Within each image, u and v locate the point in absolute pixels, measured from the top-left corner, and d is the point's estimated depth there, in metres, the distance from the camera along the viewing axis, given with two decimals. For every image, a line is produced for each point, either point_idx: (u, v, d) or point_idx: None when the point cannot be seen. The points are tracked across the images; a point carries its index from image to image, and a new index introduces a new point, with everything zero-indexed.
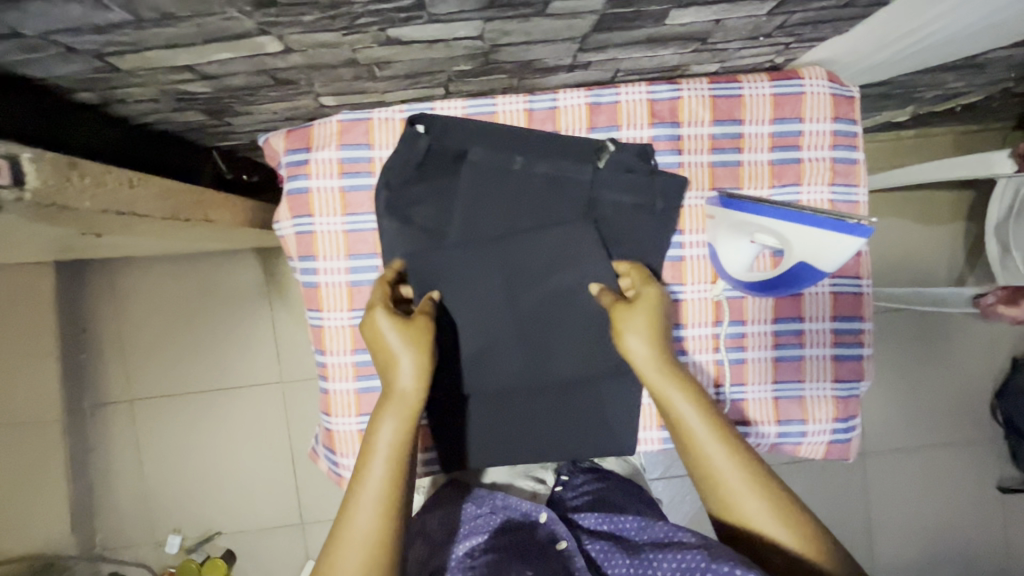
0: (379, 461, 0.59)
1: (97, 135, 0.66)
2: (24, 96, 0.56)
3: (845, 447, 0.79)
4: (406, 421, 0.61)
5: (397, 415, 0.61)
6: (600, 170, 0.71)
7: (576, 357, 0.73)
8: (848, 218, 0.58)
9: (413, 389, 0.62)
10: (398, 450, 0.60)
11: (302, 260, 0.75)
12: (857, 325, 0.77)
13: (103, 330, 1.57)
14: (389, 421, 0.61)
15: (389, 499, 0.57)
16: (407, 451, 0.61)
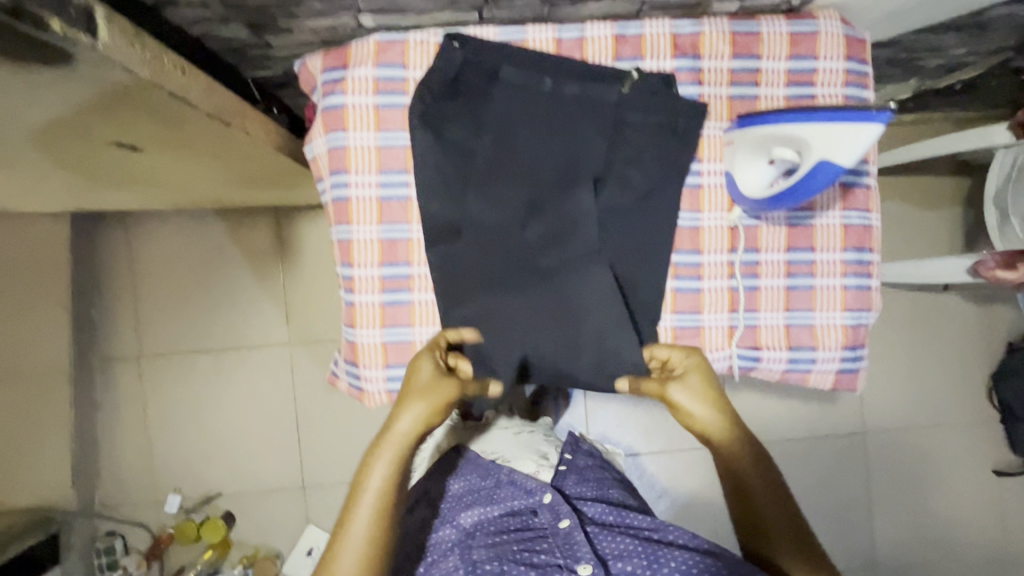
0: (370, 493, 0.71)
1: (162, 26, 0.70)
2: None
3: (853, 377, 0.82)
4: (392, 461, 0.71)
5: (387, 455, 0.71)
6: (624, 94, 0.74)
7: (597, 273, 0.75)
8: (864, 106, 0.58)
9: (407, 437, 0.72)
10: (385, 489, 0.71)
11: (334, 175, 0.77)
12: (865, 256, 0.81)
13: (113, 286, 1.58)
14: (389, 451, 0.71)
15: (377, 522, 0.70)
16: (398, 477, 0.72)
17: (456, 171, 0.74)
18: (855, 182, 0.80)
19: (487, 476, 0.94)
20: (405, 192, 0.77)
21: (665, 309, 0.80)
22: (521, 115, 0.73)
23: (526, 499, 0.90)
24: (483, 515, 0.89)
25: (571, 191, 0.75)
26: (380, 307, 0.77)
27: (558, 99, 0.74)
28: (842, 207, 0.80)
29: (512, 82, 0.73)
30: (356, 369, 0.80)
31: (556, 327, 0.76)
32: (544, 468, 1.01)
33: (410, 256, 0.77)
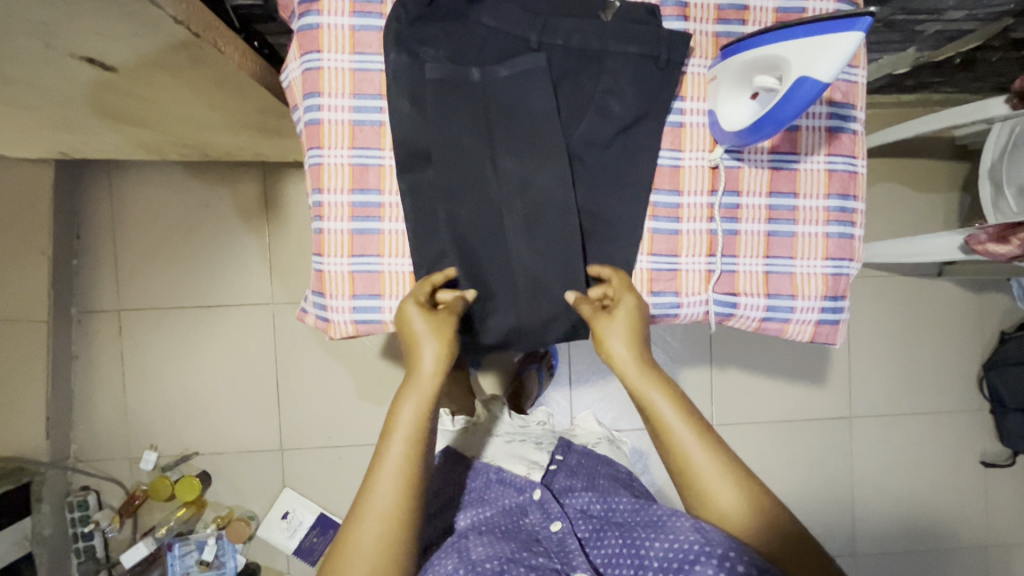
0: (399, 437, 0.65)
1: None
2: None
3: (833, 331, 0.80)
4: (414, 424, 0.66)
5: (418, 396, 0.66)
6: (605, 22, 0.73)
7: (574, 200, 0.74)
8: (840, 15, 0.56)
9: (432, 373, 0.67)
10: (418, 426, 0.65)
11: (307, 98, 0.75)
12: (850, 204, 0.78)
13: (97, 238, 1.56)
14: (409, 402, 0.66)
15: (407, 485, 0.63)
16: (426, 430, 0.66)
17: (429, 98, 0.72)
18: (841, 126, 0.78)
19: (477, 478, 0.94)
20: (378, 117, 0.75)
21: (641, 251, 0.78)
22: (500, 53, 0.73)
23: (517, 496, 0.89)
24: (477, 516, 0.86)
25: (547, 122, 0.73)
26: (349, 235, 0.76)
27: (538, 27, 0.72)
28: (827, 152, 0.78)
29: (493, 27, 0.73)
30: (322, 300, 0.77)
31: (526, 259, 0.75)
32: (535, 469, 1.00)
33: (382, 183, 0.75)
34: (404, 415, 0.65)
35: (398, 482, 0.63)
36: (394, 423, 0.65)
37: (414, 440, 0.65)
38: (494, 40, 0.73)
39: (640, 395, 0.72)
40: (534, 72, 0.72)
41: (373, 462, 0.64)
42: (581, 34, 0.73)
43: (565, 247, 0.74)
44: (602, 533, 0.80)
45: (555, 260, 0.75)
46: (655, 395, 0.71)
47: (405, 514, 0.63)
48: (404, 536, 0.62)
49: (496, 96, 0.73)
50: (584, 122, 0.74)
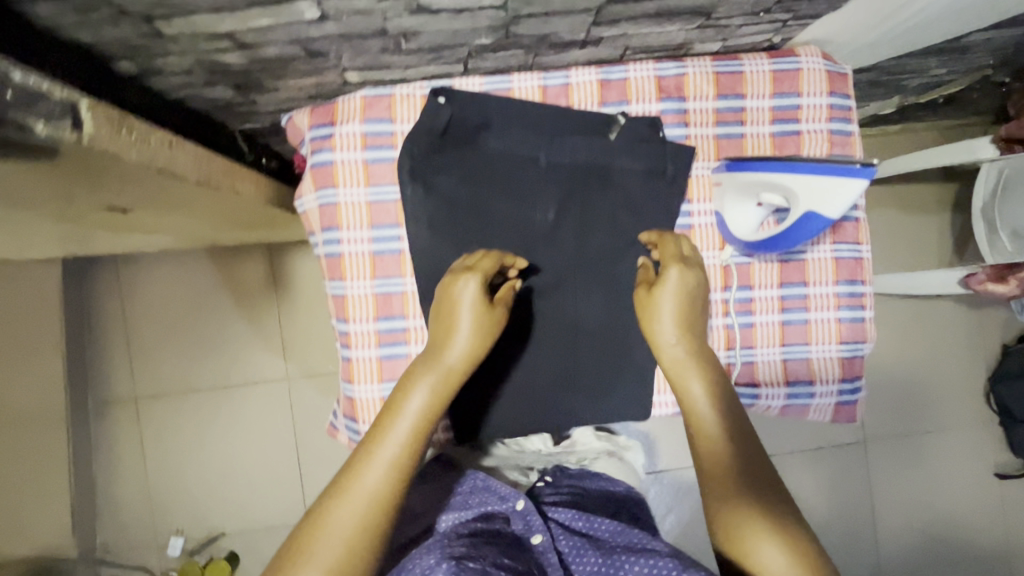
0: (403, 425, 0.62)
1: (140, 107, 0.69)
2: (73, 61, 0.58)
3: (853, 409, 0.82)
4: (423, 420, 0.62)
5: (431, 386, 0.64)
6: (611, 141, 0.76)
7: (597, 308, 0.77)
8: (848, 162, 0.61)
9: (457, 366, 0.65)
10: (424, 420, 0.62)
11: (325, 231, 0.77)
12: (858, 288, 0.81)
13: (109, 329, 1.56)
14: (423, 385, 0.64)
15: (394, 479, 0.59)
16: (428, 422, 0.63)
17: (448, 225, 0.74)
18: (845, 215, 0.80)
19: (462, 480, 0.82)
20: (397, 244, 0.77)
21: None
22: (507, 175, 0.75)
23: (499, 504, 0.77)
24: (454, 519, 0.75)
25: (560, 239, 0.76)
26: (378, 361, 0.77)
27: (558, 148, 0.75)
28: (833, 240, 0.80)
29: (501, 148, 0.75)
30: (355, 424, 0.79)
31: (550, 368, 0.77)
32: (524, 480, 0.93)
33: (406, 309, 0.77)
34: (409, 404, 0.62)
35: (387, 463, 0.59)
36: (398, 409, 0.62)
37: (419, 424, 0.62)
38: (507, 164, 0.75)
39: (676, 380, 0.70)
40: (547, 194, 0.75)
41: (375, 428, 0.62)
42: (594, 154, 0.76)
43: (586, 355, 0.77)
44: (584, 549, 0.72)
45: (573, 361, 0.77)
46: (692, 383, 0.68)
47: (386, 502, 0.58)
48: (377, 528, 0.58)
49: (507, 217, 0.75)
50: (598, 237, 0.77)
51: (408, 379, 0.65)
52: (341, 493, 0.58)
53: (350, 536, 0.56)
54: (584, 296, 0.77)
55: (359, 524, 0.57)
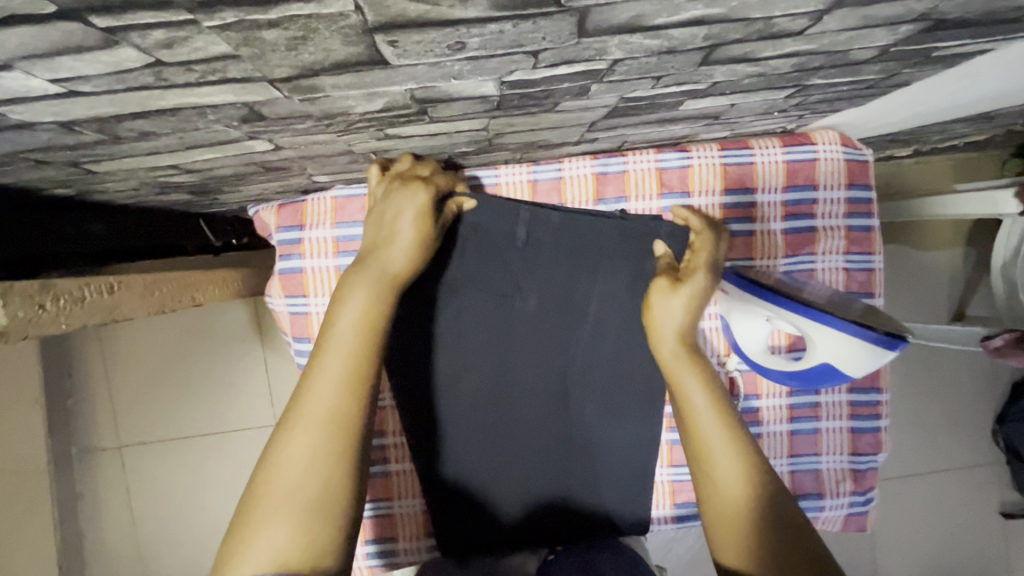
0: (342, 346, 0.51)
1: (82, 229, 0.63)
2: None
3: (864, 518, 0.78)
4: (350, 355, 0.51)
5: (368, 286, 0.54)
6: (603, 233, 0.67)
7: (590, 414, 0.72)
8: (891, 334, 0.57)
9: (402, 268, 0.56)
10: (363, 335, 0.52)
11: (298, 341, 0.71)
12: (874, 396, 0.75)
13: (91, 375, 1.51)
14: (361, 289, 0.54)
15: (339, 409, 0.49)
16: (370, 337, 0.52)
17: (425, 338, 0.67)
18: None
19: None
20: None
21: (661, 463, 0.76)
22: (480, 261, 0.67)
23: None
24: None
25: (543, 331, 0.70)
26: None
27: (538, 240, 0.67)
28: None
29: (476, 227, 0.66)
30: None
31: (540, 480, 0.73)
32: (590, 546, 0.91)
33: (387, 426, 0.75)
34: (345, 312, 0.52)
35: (340, 374, 0.50)
36: (336, 321, 0.52)
37: (366, 333, 0.52)
38: (479, 252, 0.67)
39: (671, 378, 0.60)
40: (524, 276, 0.68)
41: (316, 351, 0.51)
42: (578, 242, 0.67)
43: (578, 467, 0.73)
44: None
45: (560, 465, 0.73)
46: (689, 383, 0.59)
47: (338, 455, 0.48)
48: (338, 483, 0.47)
49: (481, 312, 0.69)
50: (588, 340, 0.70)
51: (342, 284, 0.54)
52: (288, 434, 0.48)
53: (315, 467, 0.47)
54: (578, 404, 0.72)
55: (310, 483, 0.47)
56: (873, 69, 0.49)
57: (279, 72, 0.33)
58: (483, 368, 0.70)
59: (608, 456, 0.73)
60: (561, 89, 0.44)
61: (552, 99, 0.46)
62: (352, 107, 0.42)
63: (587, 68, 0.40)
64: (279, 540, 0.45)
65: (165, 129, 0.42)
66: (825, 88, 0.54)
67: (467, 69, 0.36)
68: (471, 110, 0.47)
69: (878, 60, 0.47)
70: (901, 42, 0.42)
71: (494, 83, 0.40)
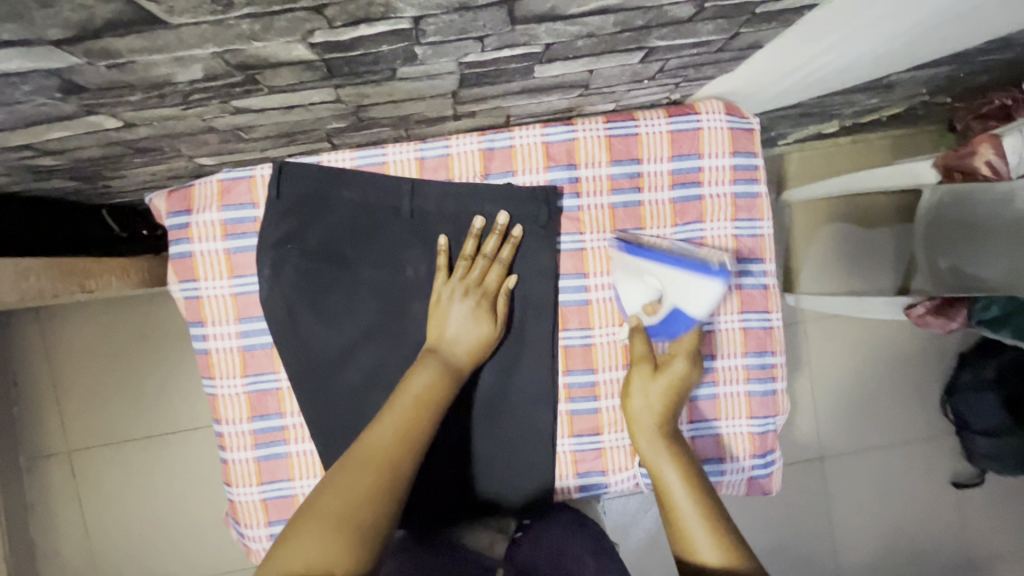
0: (406, 400, 0.62)
1: None
2: None
3: (767, 481, 0.79)
4: (407, 418, 0.61)
5: (435, 366, 0.65)
6: (488, 207, 0.71)
7: (486, 384, 0.73)
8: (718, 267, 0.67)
9: (464, 356, 0.68)
10: (425, 398, 0.63)
11: (191, 326, 0.72)
12: (769, 359, 0.77)
13: (35, 380, 1.50)
14: (429, 369, 0.65)
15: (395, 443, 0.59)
16: (438, 395, 0.64)
17: (311, 307, 0.69)
18: (752, 284, 0.76)
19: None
20: (268, 339, 0.71)
21: (563, 433, 0.77)
22: (366, 230, 0.70)
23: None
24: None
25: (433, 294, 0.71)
26: (255, 463, 0.73)
27: (422, 210, 0.70)
28: (740, 309, 0.76)
29: (359, 198, 0.69)
30: (239, 528, 0.75)
31: (438, 444, 0.73)
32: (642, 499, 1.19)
33: (282, 407, 0.72)
34: (415, 382, 0.64)
35: (398, 428, 0.60)
36: (404, 391, 0.63)
37: (420, 410, 0.62)
38: (365, 221, 0.70)
39: (651, 465, 0.69)
40: (412, 242, 0.71)
41: (384, 409, 0.62)
42: (463, 206, 0.71)
43: (474, 431, 0.74)
44: None
45: (461, 440, 0.74)
46: (666, 469, 0.67)
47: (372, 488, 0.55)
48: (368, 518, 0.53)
49: (370, 282, 0.70)
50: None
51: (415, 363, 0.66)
52: (347, 466, 0.57)
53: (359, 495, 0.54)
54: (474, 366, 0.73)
55: (345, 506, 0.53)
56: (705, 28, 0.51)
57: (55, 33, 0.34)
58: (376, 337, 0.70)
59: (504, 418, 0.74)
60: (385, 53, 0.45)
61: (383, 64, 0.47)
62: (171, 74, 0.43)
63: (393, 28, 0.41)
64: (319, 546, 0.49)
65: None
66: (675, 51, 0.56)
67: (259, 29, 0.37)
68: (306, 79, 0.47)
69: (704, 18, 0.48)
70: None
71: (304, 45, 0.41)
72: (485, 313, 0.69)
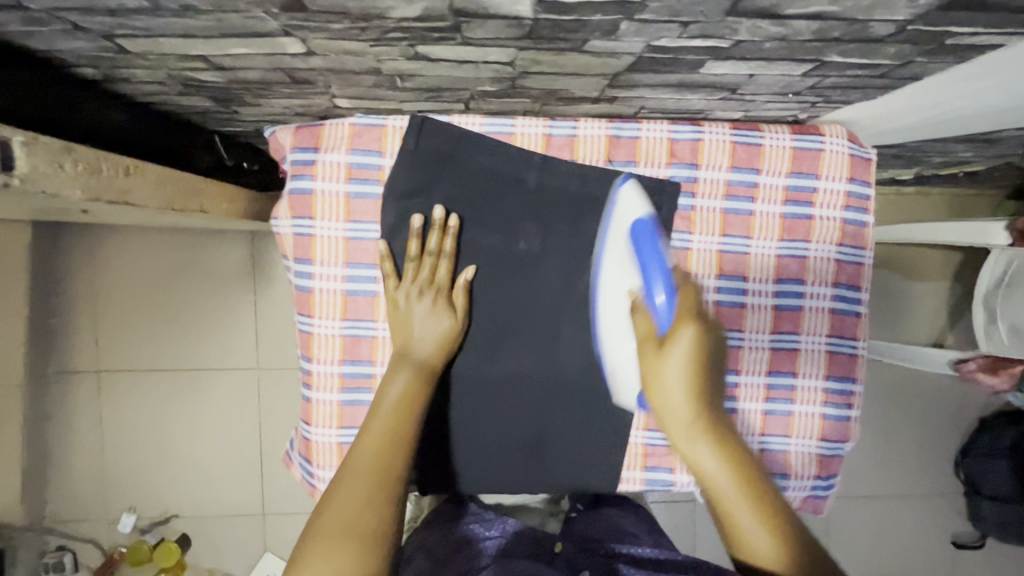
0: (386, 410, 0.65)
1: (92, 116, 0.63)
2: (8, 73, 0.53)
3: (822, 502, 0.82)
4: (389, 429, 0.64)
5: (408, 373, 0.67)
6: (607, 190, 0.72)
7: (574, 364, 0.75)
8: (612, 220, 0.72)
9: (431, 354, 0.69)
10: (405, 403, 0.66)
11: (299, 262, 0.73)
12: (848, 386, 0.79)
13: (74, 295, 1.49)
14: (402, 375, 0.67)
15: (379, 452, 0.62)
16: (417, 402, 0.67)
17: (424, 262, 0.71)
18: (845, 310, 0.78)
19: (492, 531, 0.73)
20: (373, 287, 0.72)
21: (638, 427, 0.78)
22: (489, 198, 0.72)
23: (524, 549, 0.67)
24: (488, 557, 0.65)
25: (542, 271, 0.73)
26: (339, 407, 0.74)
27: (546, 185, 0.72)
28: (829, 334, 0.78)
29: (488, 166, 0.71)
30: (309, 466, 0.77)
31: (521, 417, 0.75)
32: None
33: (375, 355, 0.73)
34: (391, 390, 0.66)
35: (383, 438, 0.63)
36: (382, 401, 0.66)
37: (400, 416, 0.65)
38: (488, 186, 0.71)
39: (687, 451, 0.67)
40: (529, 217, 0.72)
41: (367, 420, 0.66)
42: (584, 190, 0.72)
43: (560, 411, 0.75)
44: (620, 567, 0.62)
45: (541, 416, 0.75)
46: (704, 455, 0.66)
47: (365, 504, 0.58)
48: (367, 527, 0.57)
49: (483, 246, 0.72)
50: (588, 289, 0.74)
51: (387, 371, 0.68)
52: (343, 479, 0.60)
53: (360, 507, 0.58)
54: (569, 346, 0.74)
55: (347, 520, 0.57)
56: (887, 51, 0.52)
57: None
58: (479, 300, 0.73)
59: (584, 400, 0.76)
60: (593, 23, 0.46)
61: (582, 34, 0.48)
62: (390, 8, 0.43)
63: None
64: (337, 563, 0.54)
65: (206, 5, 0.43)
66: (840, 69, 0.57)
67: None
68: (503, 36, 0.48)
69: (895, 40, 0.49)
70: (918, 19, 0.45)
71: (531, 1, 0.42)
72: (443, 308, 0.70)
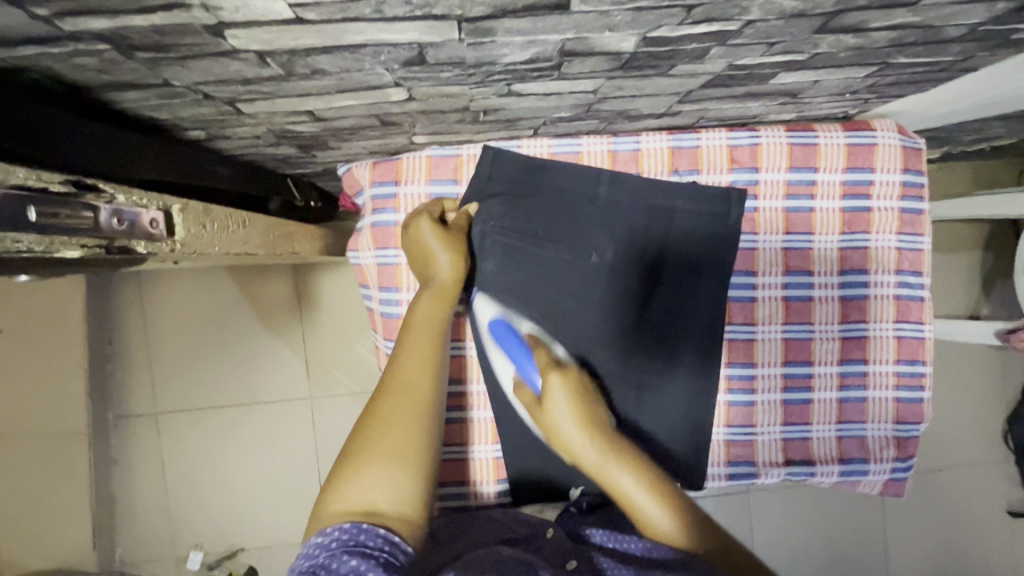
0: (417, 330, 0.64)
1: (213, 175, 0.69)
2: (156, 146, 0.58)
3: (902, 484, 0.84)
4: (423, 347, 0.63)
5: (435, 296, 0.67)
6: (674, 199, 0.75)
7: (654, 368, 0.78)
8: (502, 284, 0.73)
9: (451, 279, 0.68)
10: (436, 322, 0.65)
11: (385, 291, 0.77)
12: (919, 368, 0.81)
13: (128, 341, 1.52)
14: (427, 298, 0.67)
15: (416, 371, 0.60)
16: (443, 321, 0.66)
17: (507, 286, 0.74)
18: (910, 295, 0.80)
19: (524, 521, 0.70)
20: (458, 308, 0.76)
21: (719, 424, 0.81)
22: (562, 216, 0.75)
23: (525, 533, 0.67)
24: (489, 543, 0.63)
25: (619, 282, 0.76)
26: None
27: (618, 196, 0.75)
28: (895, 319, 0.80)
29: (560, 187, 0.74)
30: None
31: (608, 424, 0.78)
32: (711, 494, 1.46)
33: (465, 374, 0.77)
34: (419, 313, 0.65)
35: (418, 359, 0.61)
36: (412, 322, 0.65)
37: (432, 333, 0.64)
38: (562, 205, 0.75)
39: (597, 475, 0.64)
40: (602, 230, 0.75)
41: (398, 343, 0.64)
42: (653, 200, 0.75)
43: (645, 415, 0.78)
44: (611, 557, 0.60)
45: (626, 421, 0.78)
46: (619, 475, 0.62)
47: (408, 430, 0.56)
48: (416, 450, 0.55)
49: (562, 264, 0.75)
50: (663, 294, 0.77)
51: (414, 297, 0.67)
52: (378, 404, 0.58)
53: (403, 431, 0.56)
54: (648, 352, 0.77)
55: (395, 447, 0.55)
56: (953, 49, 0.55)
57: (477, 10, 0.39)
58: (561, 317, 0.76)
59: (667, 402, 0.78)
60: (686, 50, 0.49)
61: (672, 60, 0.51)
62: (503, 55, 0.47)
63: (722, 28, 0.45)
64: (386, 488, 0.53)
65: (334, 67, 0.47)
66: (902, 69, 0.60)
67: (627, 20, 0.42)
68: (597, 68, 0.52)
69: (963, 40, 0.53)
70: (990, 20, 0.48)
71: (637, 38, 0.45)
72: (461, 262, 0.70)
